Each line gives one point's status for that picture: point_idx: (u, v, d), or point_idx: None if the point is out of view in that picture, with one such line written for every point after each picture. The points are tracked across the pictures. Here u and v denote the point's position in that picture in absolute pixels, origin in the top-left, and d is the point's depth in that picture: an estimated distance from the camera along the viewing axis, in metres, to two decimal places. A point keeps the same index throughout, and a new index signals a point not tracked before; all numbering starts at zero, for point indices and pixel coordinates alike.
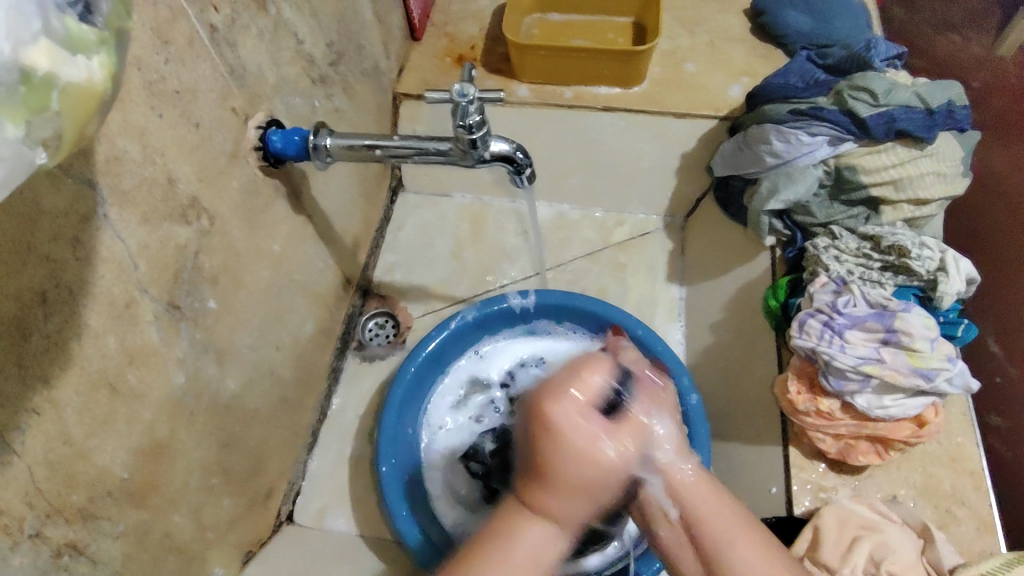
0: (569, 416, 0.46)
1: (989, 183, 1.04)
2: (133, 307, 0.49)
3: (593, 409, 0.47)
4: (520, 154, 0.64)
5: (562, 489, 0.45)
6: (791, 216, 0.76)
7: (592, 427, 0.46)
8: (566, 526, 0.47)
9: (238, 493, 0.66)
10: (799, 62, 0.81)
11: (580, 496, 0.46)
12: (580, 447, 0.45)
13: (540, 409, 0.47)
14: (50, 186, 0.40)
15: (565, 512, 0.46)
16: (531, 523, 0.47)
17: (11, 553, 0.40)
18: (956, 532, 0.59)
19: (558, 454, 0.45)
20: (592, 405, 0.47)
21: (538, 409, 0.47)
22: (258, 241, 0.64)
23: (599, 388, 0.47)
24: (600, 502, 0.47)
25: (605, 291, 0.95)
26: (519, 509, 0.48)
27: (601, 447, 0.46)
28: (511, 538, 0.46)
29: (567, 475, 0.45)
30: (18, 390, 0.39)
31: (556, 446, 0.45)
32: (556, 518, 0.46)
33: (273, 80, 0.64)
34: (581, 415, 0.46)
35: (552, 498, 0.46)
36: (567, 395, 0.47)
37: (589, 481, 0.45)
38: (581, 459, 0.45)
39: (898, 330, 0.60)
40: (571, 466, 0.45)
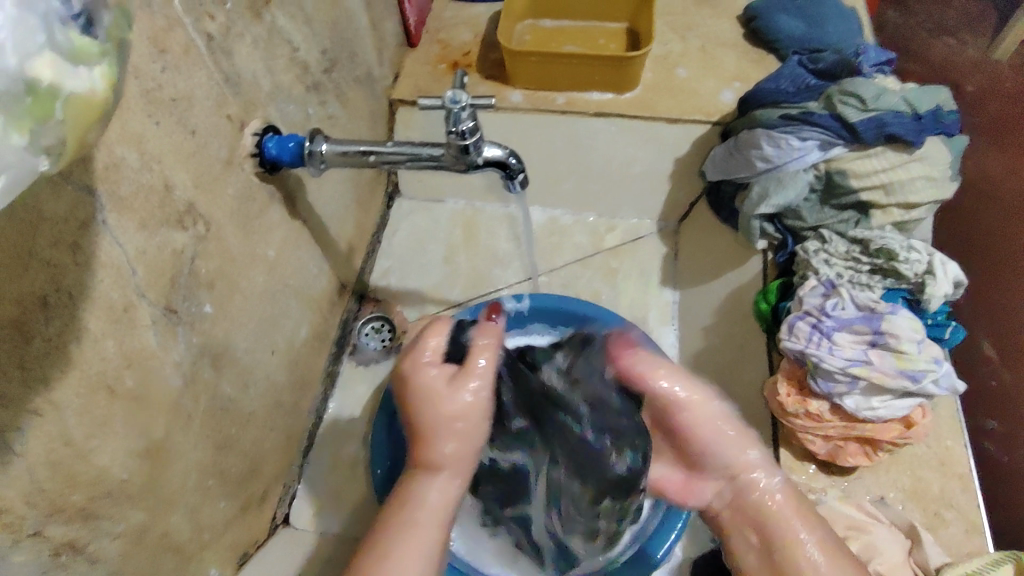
0: (421, 372, 0.60)
1: (984, 188, 1.05)
2: (132, 311, 0.49)
3: (441, 362, 0.61)
4: (512, 159, 0.65)
5: (431, 437, 0.59)
6: (782, 220, 0.76)
7: (437, 376, 0.60)
8: (455, 471, 0.59)
9: (234, 496, 0.66)
10: (790, 66, 0.81)
11: (457, 439, 0.59)
12: (433, 397, 0.59)
13: (402, 372, 0.61)
14: (51, 193, 0.41)
15: (445, 459, 0.58)
16: (430, 485, 0.58)
17: (11, 553, 0.40)
18: (945, 534, 0.59)
19: (425, 408, 0.59)
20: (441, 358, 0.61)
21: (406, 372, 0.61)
22: (253, 246, 0.65)
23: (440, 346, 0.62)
24: (469, 442, 0.59)
25: (597, 295, 0.96)
26: (417, 476, 0.59)
27: (452, 393, 0.59)
28: (411, 503, 0.57)
29: (437, 425, 0.58)
30: (20, 391, 0.40)
31: (420, 399, 0.59)
32: (439, 468, 0.59)
33: (268, 88, 0.65)
34: (432, 367, 0.60)
35: (433, 451, 0.59)
36: (419, 358, 0.61)
37: (455, 420, 0.58)
38: (436, 401, 0.59)
39: (886, 332, 0.61)
40: (435, 417, 0.58)
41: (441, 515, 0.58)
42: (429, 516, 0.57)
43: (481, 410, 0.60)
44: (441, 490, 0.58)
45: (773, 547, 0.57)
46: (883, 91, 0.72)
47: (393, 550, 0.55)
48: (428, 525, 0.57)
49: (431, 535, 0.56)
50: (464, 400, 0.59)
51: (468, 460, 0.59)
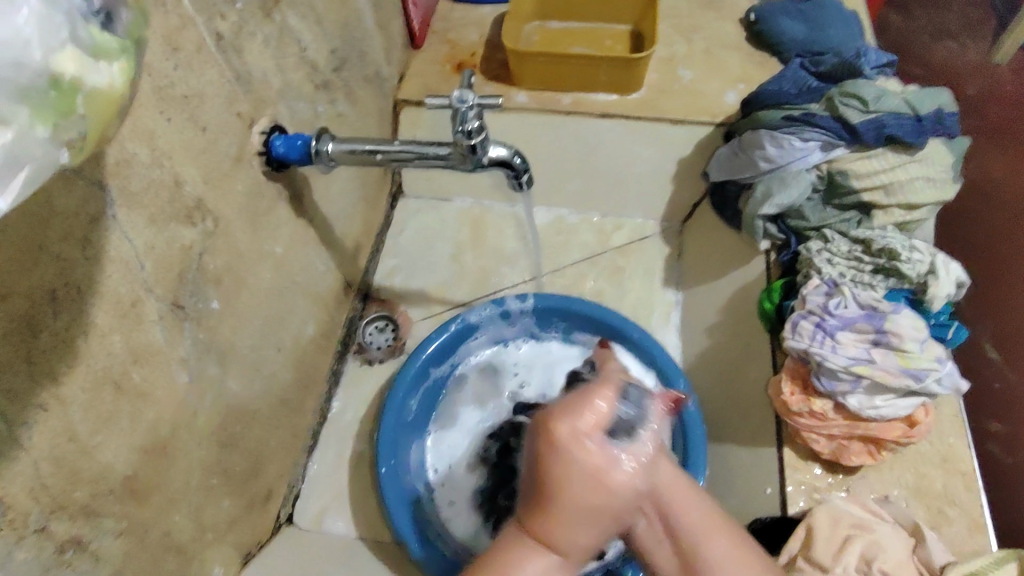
0: (576, 434, 0.38)
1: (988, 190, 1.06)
2: (139, 307, 0.50)
3: (603, 434, 0.39)
4: (518, 159, 0.65)
5: (563, 524, 0.38)
6: (785, 220, 0.77)
7: (594, 455, 0.38)
8: (575, 563, 0.40)
9: (237, 493, 0.67)
10: (793, 68, 0.81)
11: (586, 527, 0.38)
12: (592, 480, 0.38)
13: (547, 427, 0.39)
14: (62, 188, 0.42)
15: (575, 547, 0.39)
16: (532, 560, 0.39)
17: (16, 549, 0.41)
18: (949, 533, 0.60)
19: (567, 470, 0.38)
20: (604, 429, 0.39)
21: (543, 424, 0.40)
22: (260, 242, 0.66)
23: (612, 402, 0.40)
24: (611, 536, 0.40)
25: (602, 294, 0.96)
26: (516, 538, 0.40)
27: (606, 475, 0.38)
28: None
29: (573, 501, 0.38)
30: (27, 386, 0.40)
31: (565, 469, 0.38)
32: (559, 559, 0.39)
33: (278, 86, 0.66)
34: (590, 437, 0.38)
35: (563, 532, 0.38)
36: (577, 417, 0.39)
37: (596, 506, 0.38)
38: (592, 475, 0.38)
39: (889, 331, 0.61)
40: (591, 517, 0.38)
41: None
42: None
43: (629, 499, 0.39)
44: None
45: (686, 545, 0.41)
46: (884, 92, 0.72)
47: None
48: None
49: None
50: (625, 478, 0.39)
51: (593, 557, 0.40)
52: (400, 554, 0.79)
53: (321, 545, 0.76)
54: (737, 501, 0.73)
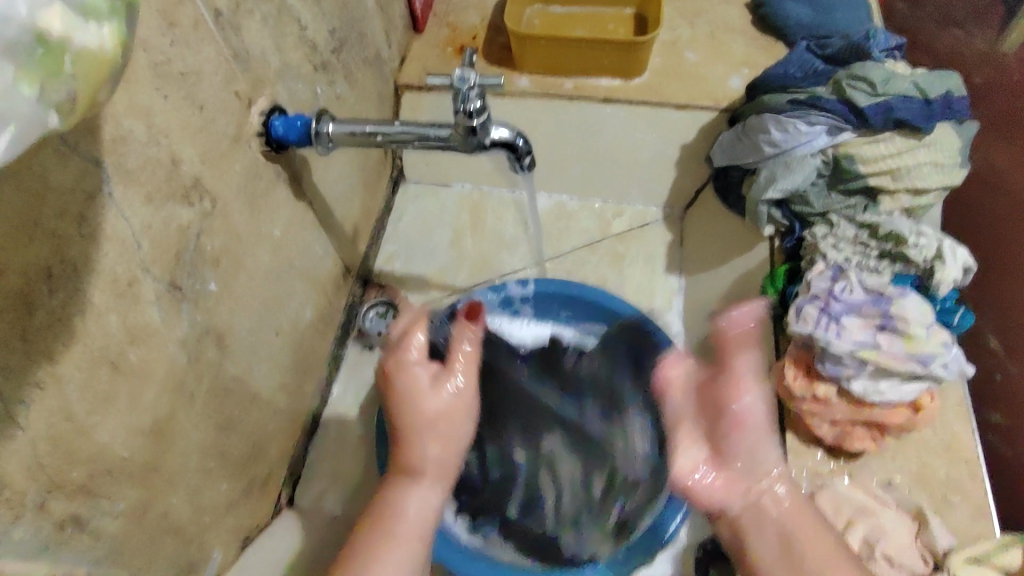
0: (408, 367, 0.59)
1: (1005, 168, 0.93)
2: (136, 286, 0.49)
3: (424, 362, 0.60)
4: (521, 141, 0.64)
5: (414, 436, 0.58)
6: (790, 205, 0.75)
7: (419, 376, 0.59)
8: (435, 478, 0.58)
9: (236, 477, 0.66)
10: (799, 51, 0.80)
11: (432, 441, 0.58)
12: (423, 394, 0.58)
13: (387, 370, 0.60)
14: (58, 164, 0.41)
15: (430, 462, 0.58)
16: (411, 490, 0.57)
17: (13, 527, 0.40)
18: (951, 518, 0.59)
19: (406, 405, 0.59)
20: (424, 356, 0.61)
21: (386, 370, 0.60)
22: (258, 224, 0.65)
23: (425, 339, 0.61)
24: (455, 441, 0.60)
25: (603, 280, 0.96)
26: (397, 482, 0.58)
27: (427, 401, 0.59)
28: (391, 511, 0.56)
29: (416, 427, 0.58)
30: (22, 364, 0.40)
31: (404, 401, 0.59)
32: (420, 471, 0.57)
33: (276, 66, 0.64)
34: (416, 367, 0.59)
35: (416, 454, 0.58)
36: (405, 355, 0.60)
37: (434, 415, 0.59)
38: (417, 404, 0.58)
39: (895, 316, 0.61)
40: (429, 425, 0.58)
41: (430, 517, 0.57)
42: (420, 523, 0.56)
43: (452, 413, 0.59)
44: (421, 497, 0.57)
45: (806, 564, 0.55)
46: (892, 75, 0.71)
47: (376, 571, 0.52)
48: (410, 531, 0.55)
49: (412, 547, 0.54)
50: (445, 398, 0.59)
51: (451, 466, 0.59)
52: None
53: (320, 528, 0.76)
54: None
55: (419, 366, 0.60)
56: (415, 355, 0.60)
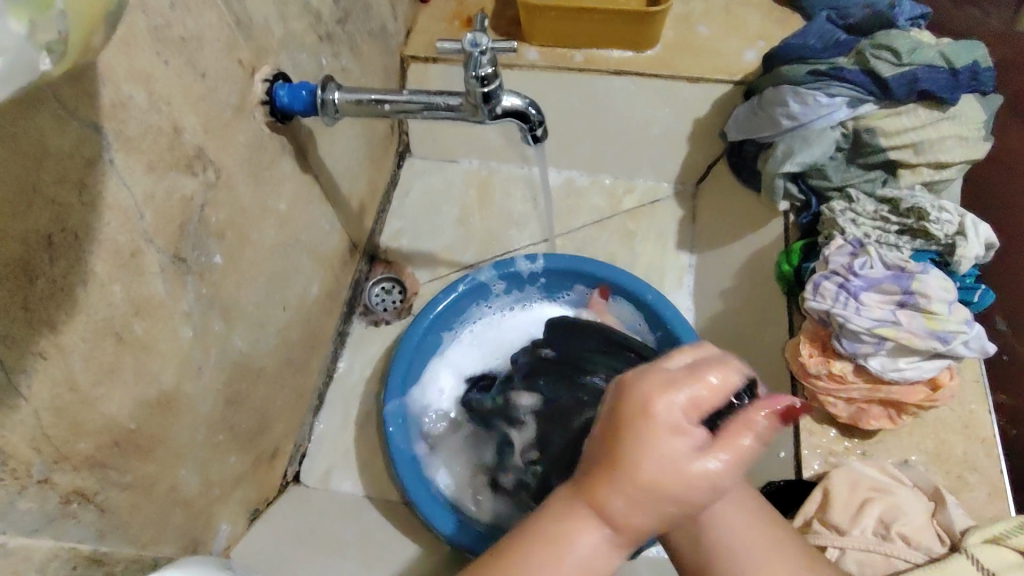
0: (673, 407, 0.36)
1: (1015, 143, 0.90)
2: (139, 257, 0.48)
3: (699, 413, 0.36)
4: (533, 111, 0.62)
5: (631, 480, 0.36)
6: (806, 180, 0.74)
7: (680, 421, 0.36)
8: (630, 541, 0.37)
9: (243, 452, 0.66)
10: (819, 22, 0.77)
11: (646, 508, 0.36)
12: (663, 433, 0.35)
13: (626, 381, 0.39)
14: (56, 126, 0.39)
15: (621, 515, 0.36)
16: (584, 529, 0.37)
17: (18, 498, 0.39)
18: (968, 498, 0.59)
19: (650, 452, 0.35)
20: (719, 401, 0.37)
21: (638, 400, 0.36)
22: (263, 198, 0.63)
23: (719, 388, 0.37)
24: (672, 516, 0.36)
25: (614, 258, 0.94)
26: (569, 507, 0.38)
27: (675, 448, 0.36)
28: (555, 539, 0.37)
29: (643, 485, 0.35)
30: (25, 333, 0.39)
31: (656, 446, 0.35)
32: (599, 516, 0.37)
33: (280, 34, 0.63)
34: (682, 395, 0.36)
35: (608, 497, 0.36)
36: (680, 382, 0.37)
37: (662, 478, 0.35)
38: (668, 468, 0.35)
39: (916, 293, 0.59)
40: (637, 472, 0.35)
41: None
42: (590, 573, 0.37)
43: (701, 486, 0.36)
44: (602, 548, 0.37)
45: (701, 505, 0.41)
46: (918, 45, 0.69)
47: None
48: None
49: None
50: (685, 458, 0.35)
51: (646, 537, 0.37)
52: (406, 513, 0.77)
53: (328, 503, 0.76)
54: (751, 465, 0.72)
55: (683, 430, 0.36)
56: (680, 407, 0.36)
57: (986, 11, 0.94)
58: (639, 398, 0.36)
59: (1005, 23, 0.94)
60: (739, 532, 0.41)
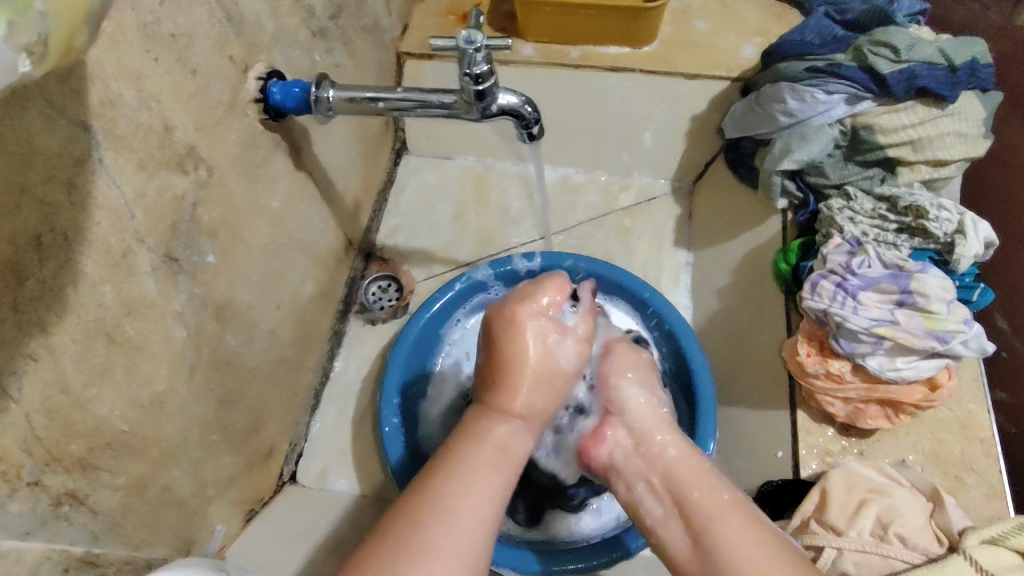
0: (536, 317, 0.54)
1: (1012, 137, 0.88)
2: (130, 257, 0.47)
3: (551, 312, 0.55)
4: (528, 108, 0.62)
5: (518, 374, 0.53)
6: (804, 177, 0.73)
7: (537, 323, 0.54)
8: (529, 423, 0.53)
9: (238, 452, 0.65)
10: (817, 17, 0.77)
11: (533, 385, 0.53)
12: (525, 334, 0.54)
13: (508, 312, 0.55)
14: (44, 125, 0.39)
15: (524, 403, 0.52)
16: (497, 421, 0.51)
17: (8, 501, 0.39)
18: (965, 497, 0.58)
19: (521, 345, 0.53)
20: (557, 308, 0.56)
21: (508, 315, 0.55)
22: (256, 196, 0.63)
23: (556, 299, 0.56)
24: (556, 391, 0.54)
25: (610, 256, 0.94)
26: (483, 412, 0.53)
27: (542, 342, 0.54)
28: (476, 435, 0.50)
29: (522, 372, 0.53)
30: (14, 335, 0.38)
31: (524, 341, 0.53)
32: (502, 407, 0.52)
33: (272, 30, 0.62)
34: (534, 309, 0.55)
35: (509, 392, 0.52)
36: (534, 301, 0.55)
37: (539, 367, 0.53)
38: (540, 356, 0.53)
39: (914, 292, 0.59)
40: (520, 363, 0.53)
41: (513, 459, 0.50)
42: (509, 456, 0.50)
43: (569, 371, 0.55)
44: (511, 429, 0.51)
45: (679, 489, 0.52)
46: (916, 41, 0.68)
47: (453, 505, 0.45)
48: (491, 466, 0.49)
49: (492, 476, 0.48)
50: (543, 344, 0.54)
51: (544, 415, 0.54)
52: None
53: (323, 502, 0.75)
54: (748, 464, 0.72)
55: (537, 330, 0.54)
56: (536, 315, 0.54)
57: (984, 5, 0.93)
58: (509, 317, 0.54)
59: (1005, 17, 0.92)
60: (743, 542, 0.47)
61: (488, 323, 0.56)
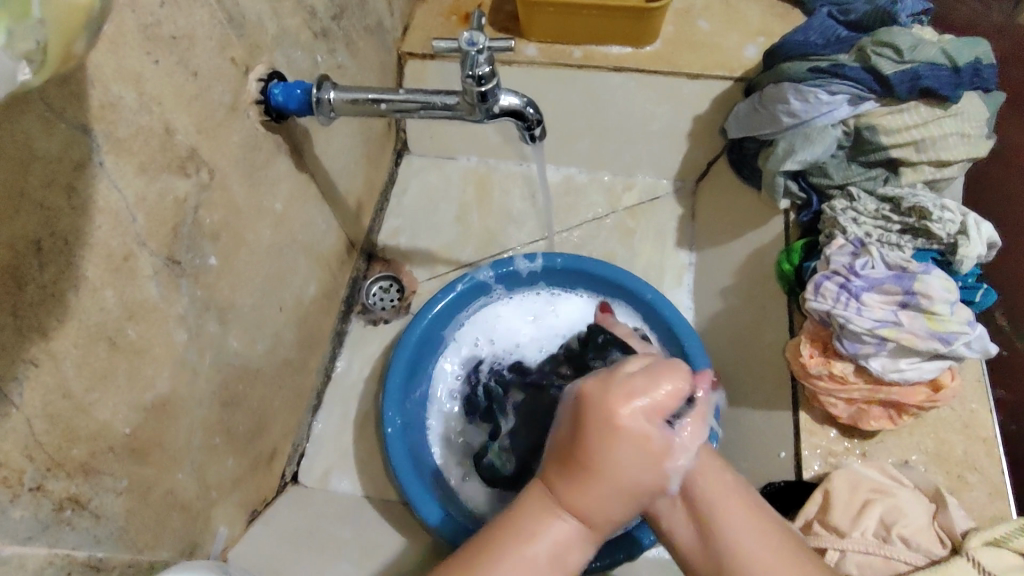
0: (640, 421, 0.45)
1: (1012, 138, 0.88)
2: (132, 261, 0.47)
3: (659, 418, 0.46)
4: (531, 110, 0.62)
5: (604, 483, 0.44)
6: (807, 177, 0.73)
7: (640, 426, 0.45)
8: (595, 535, 0.46)
9: (241, 454, 0.65)
10: (820, 18, 0.77)
11: (615, 500, 0.45)
12: (624, 440, 0.44)
13: (608, 406, 0.45)
14: (43, 129, 0.39)
15: (595, 513, 0.45)
16: (558, 521, 0.46)
17: (10, 507, 0.39)
18: (969, 499, 0.58)
19: (621, 459, 0.44)
20: (665, 414, 0.46)
21: (604, 408, 0.45)
22: (258, 198, 0.62)
23: (674, 398, 0.46)
24: (635, 503, 0.46)
25: (612, 256, 0.94)
26: (544, 506, 0.46)
27: (634, 452, 0.45)
28: (531, 533, 0.45)
29: (603, 483, 0.44)
30: (15, 340, 0.38)
31: (621, 455, 0.44)
32: (570, 508, 0.45)
33: (274, 31, 0.62)
34: (637, 403, 0.45)
35: (581, 493, 0.45)
36: (639, 396, 0.45)
37: (629, 481, 0.45)
38: (629, 466, 0.44)
39: (918, 292, 0.59)
40: (603, 476, 0.44)
41: (568, 568, 0.46)
42: (564, 567, 0.45)
43: (661, 483, 0.46)
44: (568, 531, 0.45)
45: (705, 507, 0.48)
46: (919, 41, 0.68)
47: None
48: (545, 567, 0.45)
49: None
50: (635, 455, 0.44)
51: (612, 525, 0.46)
52: (405, 514, 0.77)
53: (326, 504, 0.75)
54: (750, 464, 0.72)
55: (636, 435, 0.45)
56: (643, 422, 0.45)
57: (987, 4, 0.93)
58: (605, 410, 0.45)
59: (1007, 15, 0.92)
60: (745, 537, 0.46)
61: (586, 404, 0.46)
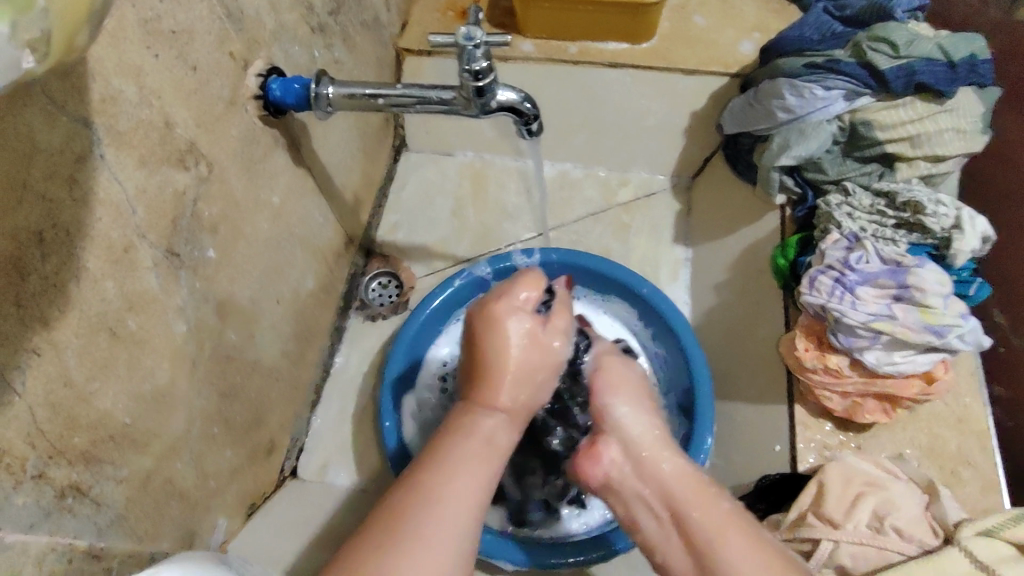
0: (516, 310, 0.52)
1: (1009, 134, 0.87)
2: (132, 253, 0.48)
3: (532, 307, 0.53)
4: (528, 105, 0.62)
5: (507, 372, 0.51)
6: (803, 173, 0.74)
7: (521, 319, 0.52)
8: (515, 417, 0.52)
9: (240, 446, 0.66)
10: (815, 13, 0.77)
11: (517, 384, 0.51)
12: (501, 326, 0.51)
13: (488, 305, 0.53)
14: (45, 122, 0.39)
15: (510, 399, 0.51)
16: (479, 419, 0.50)
17: (14, 493, 0.39)
18: (960, 490, 0.59)
19: (511, 345, 0.51)
20: (535, 303, 0.54)
21: (487, 312, 0.52)
22: (256, 192, 0.63)
23: (535, 297, 0.53)
24: (541, 386, 0.53)
25: (608, 251, 0.94)
26: (468, 409, 0.52)
27: (522, 338, 0.52)
28: (461, 429, 0.50)
29: (505, 369, 0.51)
30: (18, 330, 0.38)
31: (510, 344, 0.51)
32: (486, 400, 0.51)
33: (272, 26, 0.62)
34: (518, 304, 0.53)
35: (495, 386, 0.51)
36: (515, 294, 0.53)
37: (526, 364, 0.51)
38: (525, 351, 0.51)
39: (911, 286, 0.59)
40: (502, 364, 0.51)
41: (499, 451, 0.50)
42: (494, 448, 0.50)
43: (555, 363, 0.54)
44: (494, 423, 0.50)
45: (698, 537, 0.48)
46: (915, 37, 0.68)
47: (442, 500, 0.45)
48: (479, 459, 0.48)
49: (481, 469, 0.48)
50: (525, 339, 0.52)
51: (529, 409, 0.53)
52: None
53: (324, 496, 0.76)
54: (745, 457, 0.72)
55: (521, 328, 0.52)
56: (519, 315, 0.52)
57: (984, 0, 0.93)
58: (487, 313, 0.52)
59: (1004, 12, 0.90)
60: (742, 562, 0.46)
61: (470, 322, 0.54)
